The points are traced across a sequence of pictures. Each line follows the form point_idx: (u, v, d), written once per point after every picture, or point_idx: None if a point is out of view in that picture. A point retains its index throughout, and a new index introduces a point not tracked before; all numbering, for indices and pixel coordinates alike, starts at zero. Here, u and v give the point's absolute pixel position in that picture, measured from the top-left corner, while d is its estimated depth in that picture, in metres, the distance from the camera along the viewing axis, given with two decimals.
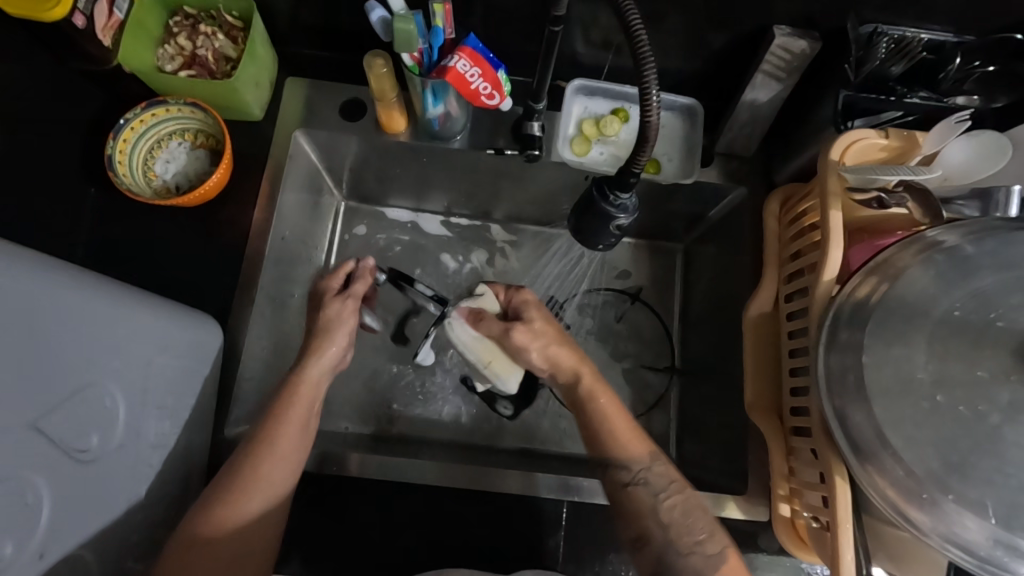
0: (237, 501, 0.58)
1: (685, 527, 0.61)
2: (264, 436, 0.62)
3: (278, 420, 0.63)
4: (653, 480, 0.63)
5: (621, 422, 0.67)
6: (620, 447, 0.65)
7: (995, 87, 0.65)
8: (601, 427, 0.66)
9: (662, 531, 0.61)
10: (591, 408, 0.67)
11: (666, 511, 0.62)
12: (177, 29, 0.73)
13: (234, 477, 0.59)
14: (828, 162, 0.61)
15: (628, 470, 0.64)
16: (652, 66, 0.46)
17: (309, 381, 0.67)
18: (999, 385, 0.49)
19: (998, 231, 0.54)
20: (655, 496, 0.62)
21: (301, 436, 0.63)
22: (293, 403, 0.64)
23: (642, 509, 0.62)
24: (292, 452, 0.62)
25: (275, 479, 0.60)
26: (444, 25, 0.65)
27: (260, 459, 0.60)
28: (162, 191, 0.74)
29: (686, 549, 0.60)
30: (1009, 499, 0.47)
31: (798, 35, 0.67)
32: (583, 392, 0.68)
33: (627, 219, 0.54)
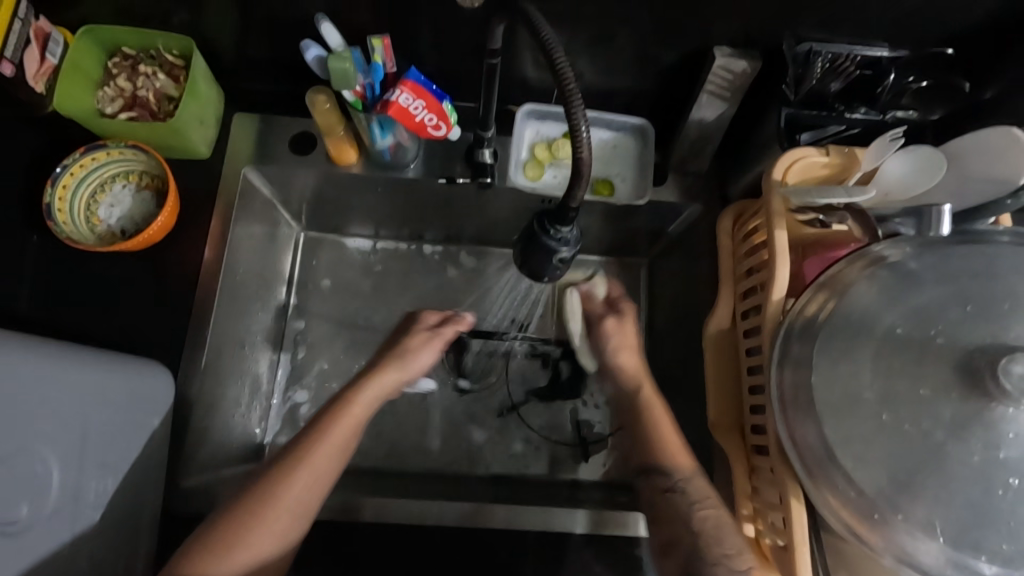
0: (232, 548, 0.54)
1: (714, 538, 0.59)
2: (275, 478, 0.57)
3: (302, 459, 0.58)
4: (692, 492, 0.63)
5: (675, 436, 0.67)
6: (666, 455, 0.65)
7: (931, 100, 0.67)
8: (657, 436, 0.67)
9: (692, 536, 0.59)
10: (647, 416, 0.69)
11: (698, 520, 0.60)
12: (116, 70, 0.72)
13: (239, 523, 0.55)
14: (772, 183, 0.61)
15: (668, 477, 0.64)
16: (578, 100, 0.45)
17: (360, 407, 0.63)
18: (942, 401, 0.48)
19: (936, 245, 0.55)
20: (689, 505, 0.62)
21: (314, 489, 0.58)
22: (324, 442, 0.60)
23: (676, 513, 0.62)
24: (296, 504, 0.57)
25: (276, 530, 0.56)
26: (383, 60, 0.65)
27: (270, 502, 0.56)
28: (107, 237, 0.72)
29: (713, 559, 0.58)
30: (957, 517, 0.47)
31: (739, 56, 0.68)
32: (644, 404, 0.70)
33: (570, 252, 0.53)
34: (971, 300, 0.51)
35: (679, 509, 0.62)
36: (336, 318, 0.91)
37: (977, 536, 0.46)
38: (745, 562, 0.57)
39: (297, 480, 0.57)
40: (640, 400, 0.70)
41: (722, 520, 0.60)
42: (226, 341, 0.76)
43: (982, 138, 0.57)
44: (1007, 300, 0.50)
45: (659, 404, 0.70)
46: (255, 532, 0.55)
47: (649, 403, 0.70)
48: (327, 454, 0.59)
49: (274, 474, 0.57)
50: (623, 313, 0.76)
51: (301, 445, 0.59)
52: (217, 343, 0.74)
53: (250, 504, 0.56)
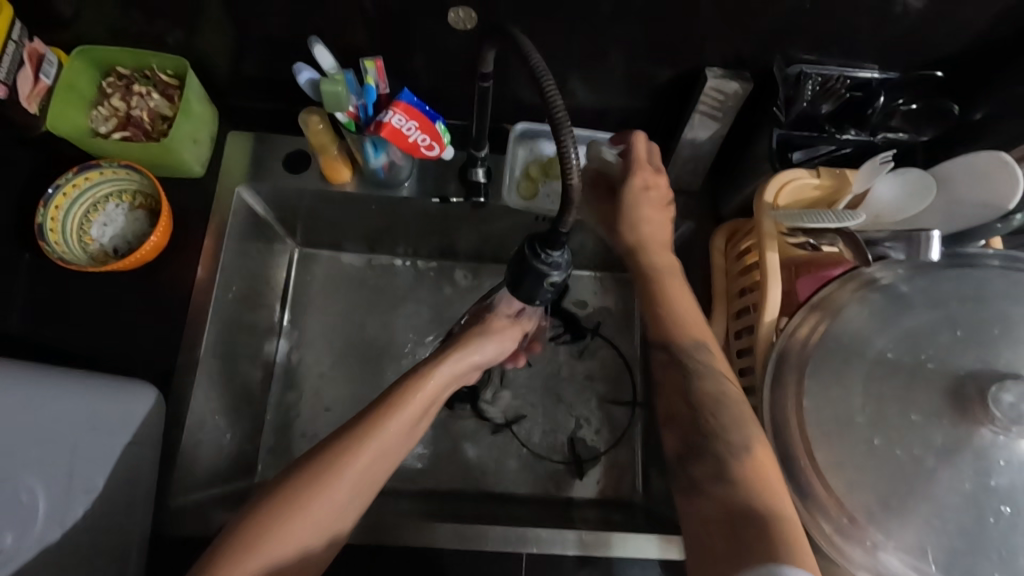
0: (305, 504, 0.52)
1: (716, 410, 0.54)
2: (347, 446, 0.54)
3: (383, 422, 0.56)
4: (691, 364, 0.57)
5: (694, 312, 0.60)
6: (681, 330, 0.59)
7: (921, 122, 0.66)
8: (662, 301, 0.61)
9: (692, 412, 0.55)
10: (654, 287, 0.62)
11: (697, 395, 0.55)
12: (110, 89, 0.72)
13: (314, 476, 0.53)
14: (763, 205, 0.61)
15: (670, 350, 0.58)
16: (567, 129, 0.45)
17: (437, 380, 0.60)
18: (933, 427, 0.48)
19: (926, 268, 0.55)
20: (688, 377, 0.57)
21: (361, 490, 0.54)
22: (407, 405, 0.58)
23: (677, 386, 0.57)
24: (370, 467, 0.55)
25: (346, 492, 0.53)
26: (377, 82, 0.66)
27: (347, 458, 0.54)
28: (99, 256, 0.72)
29: (709, 431, 0.53)
30: (947, 544, 0.47)
31: (730, 77, 0.68)
32: (653, 276, 0.62)
33: (561, 276, 0.53)
34: (961, 324, 0.51)
35: (684, 382, 0.56)
36: (329, 334, 0.91)
37: (968, 563, 0.46)
38: (747, 435, 0.52)
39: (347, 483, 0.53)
40: (649, 267, 0.63)
41: (725, 393, 0.55)
42: (219, 359, 0.76)
43: (971, 161, 0.56)
44: (996, 326, 0.50)
45: (676, 274, 0.64)
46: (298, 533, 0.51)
47: (660, 271, 0.63)
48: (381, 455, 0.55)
49: (325, 470, 0.53)
50: (642, 168, 0.65)
51: (379, 407, 0.57)
52: (208, 361, 0.73)
53: (323, 462, 0.53)
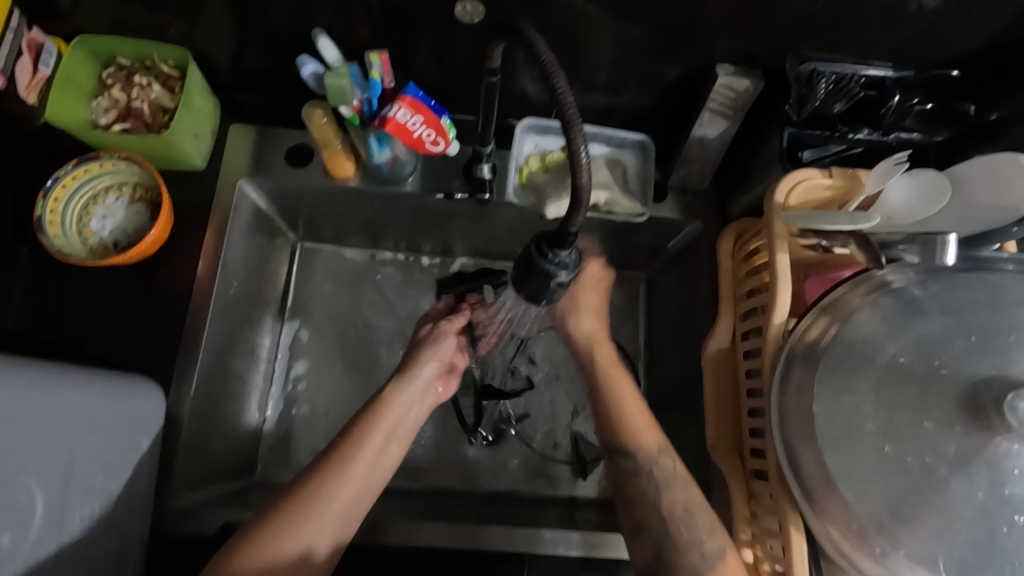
0: (302, 521, 0.54)
1: (685, 523, 0.58)
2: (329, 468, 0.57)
3: (359, 441, 0.59)
4: (659, 475, 0.61)
5: (642, 409, 0.65)
6: (636, 439, 0.63)
7: (935, 122, 0.65)
8: (623, 412, 0.64)
9: (663, 521, 0.59)
10: (608, 389, 0.65)
11: (668, 505, 0.60)
12: (111, 80, 0.71)
13: (305, 494, 0.56)
14: (773, 205, 0.60)
15: (635, 461, 0.62)
16: (578, 127, 0.44)
17: (398, 403, 0.63)
18: (946, 436, 0.47)
19: (941, 272, 0.54)
20: (656, 492, 0.61)
21: (354, 504, 0.57)
22: (375, 426, 0.60)
23: (646, 499, 0.61)
24: (360, 483, 0.57)
25: (339, 508, 0.56)
26: (382, 76, 0.64)
27: (334, 476, 0.57)
28: (99, 250, 0.71)
29: (685, 544, 0.57)
30: (959, 552, 0.46)
31: (741, 74, 0.67)
32: (601, 372, 0.66)
33: (568, 276, 0.51)
34: (975, 330, 0.50)
35: (656, 493, 0.61)
36: (331, 331, 0.90)
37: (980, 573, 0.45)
38: (716, 544, 0.57)
39: (309, 525, 0.54)
40: (598, 368, 0.66)
41: (693, 501, 0.60)
42: (219, 357, 0.75)
43: (987, 165, 0.55)
44: (1011, 334, 0.49)
45: (607, 343, 0.68)
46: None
47: (615, 379, 0.66)
48: (343, 490, 0.56)
49: (286, 515, 0.55)
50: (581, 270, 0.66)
51: (352, 429, 0.60)
52: (208, 358, 0.73)
53: (311, 482, 0.56)
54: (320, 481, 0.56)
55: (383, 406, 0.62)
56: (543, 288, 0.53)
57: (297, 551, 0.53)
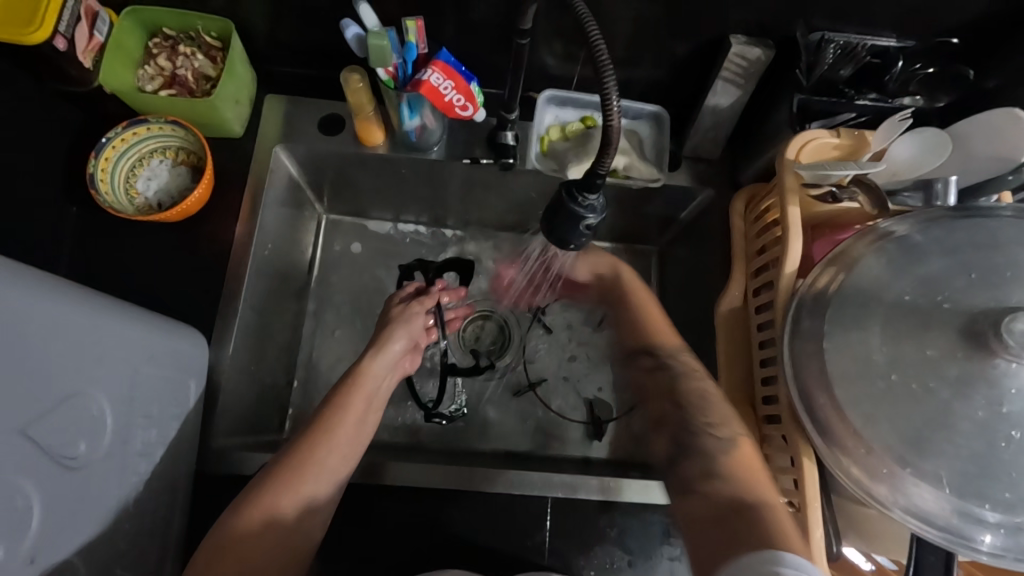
0: (299, 482, 0.60)
1: (703, 408, 0.69)
2: (320, 434, 0.63)
3: (340, 408, 0.66)
4: (677, 363, 0.76)
5: (655, 313, 0.84)
6: (656, 337, 0.81)
7: (937, 87, 0.69)
8: (645, 319, 0.84)
9: (682, 412, 0.71)
10: (624, 301, 0.87)
11: (685, 393, 0.72)
12: (157, 50, 0.75)
13: (300, 457, 0.61)
14: (786, 162, 0.64)
15: (654, 353, 0.80)
16: (612, 75, 0.47)
17: (372, 377, 0.70)
18: (948, 362, 0.51)
19: (941, 219, 0.58)
20: (671, 376, 0.75)
21: (342, 462, 0.63)
22: (354, 395, 0.67)
23: (660, 381, 0.77)
24: (344, 445, 0.64)
25: (331, 467, 0.62)
26: (417, 41, 0.68)
27: (322, 438, 0.63)
28: (144, 209, 0.75)
29: (699, 428, 0.68)
30: (963, 469, 0.49)
31: (753, 43, 0.71)
32: (622, 287, 0.88)
33: (596, 219, 0.55)
34: (975, 268, 0.53)
35: (674, 383, 0.74)
36: (358, 296, 0.94)
37: (982, 487, 0.49)
38: (730, 432, 0.65)
39: (309, 482, 0.60)
40: (617, 287, 0.89)
41: (709, 393, 0.70)
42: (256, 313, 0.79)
43: (986, 120, 0.60)
44: (1008, 269, 0.52)
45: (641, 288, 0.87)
46: (270, 530, 0.58)
47: (634, 290, 0.87)
48: (332, 454, 0.63)
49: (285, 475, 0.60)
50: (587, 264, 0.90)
51: (333, 398, 0.67)
52: (244, 315, 0.76)
53: (302, 448, 0.62)
54: (312, 446, 0.62)
55: (359, 375, 0.69)
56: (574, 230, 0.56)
57: (297, 508, 0.59)
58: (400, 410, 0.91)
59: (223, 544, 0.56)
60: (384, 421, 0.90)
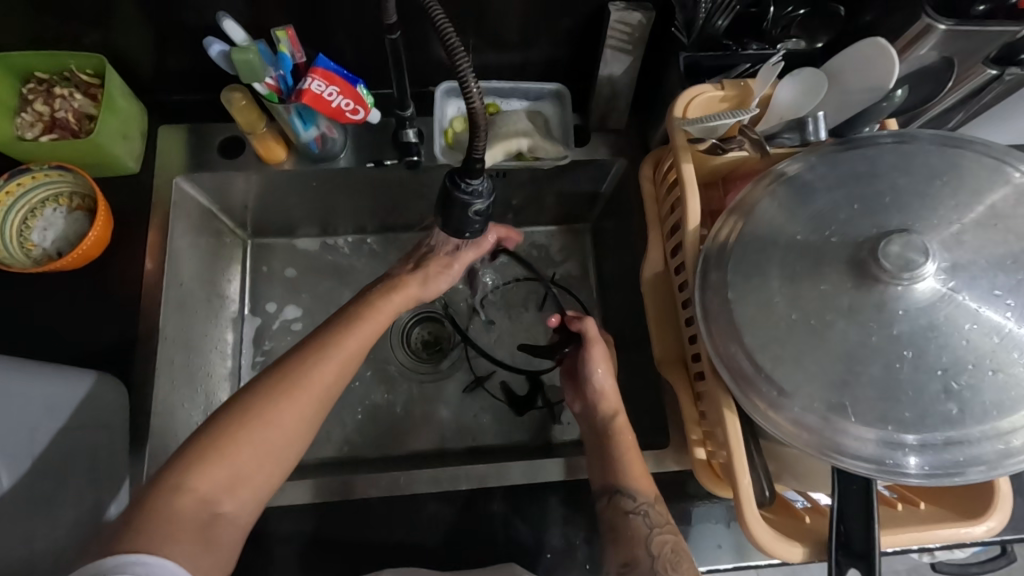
0: (291, 390, 0.57)
1: (672, 562, 0.61)
2: (321, 350, 0.60)
3: (349, 328, 0.62)
4: (654, 517, 0.65)
5: (640, 459, 0.69)
6: (630, 479, 0.67)
7: (815, 28, 0.70)
8: (628, 461, 0.68)
9: (650, 560, 0.61)
10: (615, 442, 0.70)
11: (657, 544, 0.62)
12: (32, 95, 0.73)
13: (297, 369, 0.58)
14: (673, 119, 0.64)
15: (633, 499, 0.66)
16: (464, 59, 0.45)
17: (387, 306, 0.66)
18: (841, 294, 0.52)
19: (827, 154, 0.58)
20: (649, 528, 0.64)
21: (338, 383, 0.60)
22: (367, 318, 0.64)
23: (637, 536, 0.63)
24: (345, 366, 0.61)
25: (327, 381, 0.59)
26: (291, 51, 0.67)
27: (323, 353, 0.60)
28: (43, 260, 0.72)
29: None
30: (867, 398, 0.50)
31: (632, 8, 0.71)
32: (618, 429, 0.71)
33: (484, 203, 0.55)
34: (859, 199, 0.54)
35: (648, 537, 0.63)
36: (295, 316, 0.92)
37: (887, 411, 0.50)
38: None
39: (304, 391, 0.58)
40: (612, 425, 0.71)
41: (682, 548, 0.63)
42: (179, 349, 0.77)
43: (855, 52, 0.60)
44: (888, 195, 0.54)
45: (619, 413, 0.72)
46: (261, 435, 0.55)
47: (620, 429, 0.71)
48: (335, 368, 0.60)
49: (277, 383, 0.57)
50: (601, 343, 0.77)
51: (346, 317, 0.64)
52: (167, 352, 0.75)
53: (301, 359, 0.59)
54: (314, 357, 0.59)
55: (373, 305, 0.65)
56: (467, 215, 0.56)
57: (290, 417, 0.56)
58: (352, 425, 0.90)
59: (212, 446, 0.53)
60: (336, 438, 0.89)
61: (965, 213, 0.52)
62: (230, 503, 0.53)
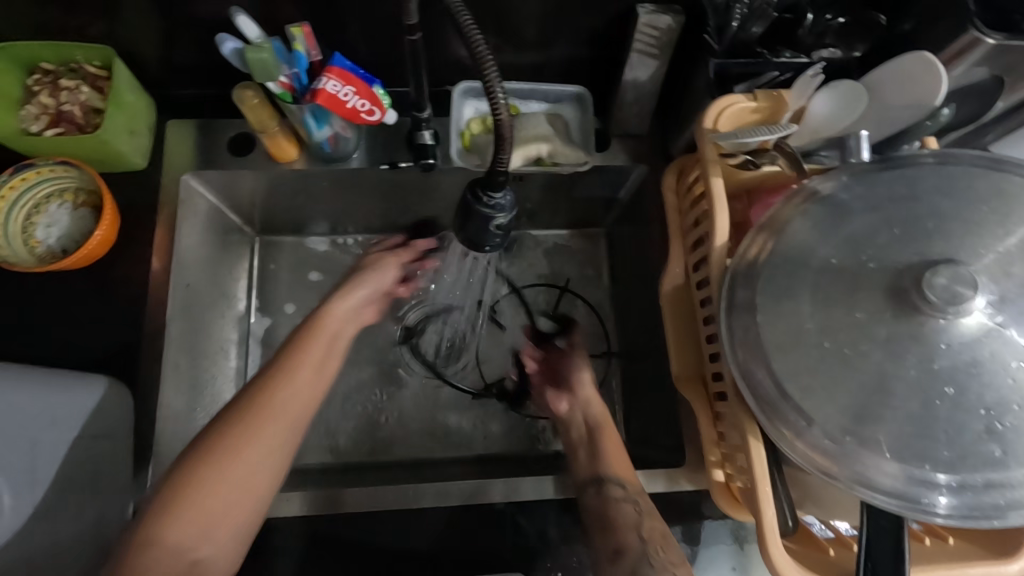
0: (250, 427, 0.56)
1: (664, 546, 0.60)
2: (272, 381, 0.59)
3: (298, 355, 0.62)
4: (643, 503, 0.64)
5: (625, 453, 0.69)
6: (617, 468, 0.66)
7: (852, 37, 0.67)
8: (615, 455, 0.68)
9: (640, 544, 0.60)
10: (601, 439, 0.70)
11: (648, 530, 0.61)
12: (38, 87, 0.71)
13: (254, 405, 0.57)
14: (703, 131, 0.61)
15: (621, 487, 0.65)
16: (491, 65, 0.43)
17: (331, 320, 0.67)
18: (877, 323, 0.49)
19: (864, 173, 0.56)
20: (638, 514, 0.62)
21: (300, 413, 0.59)
22: (315, 340, 0.64)
23: (626, 522, 0.62)
24: (303, 394, 0.59)
25: (285, 414, 0.58)
26: (306, 49, 0.66)
27: (276, 384, 0.59)
28: (47, 258, 0.70)
29: (662, 565, 0.59)
30: (900, 433, 0.48)
31: (661, 11, 0.68)
32: (600, 427, 0.71)
33: (506, 217, 0.53)
34: (899, 223, 0.52)
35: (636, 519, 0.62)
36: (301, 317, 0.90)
37: (921, 448, 0.48)
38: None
39: (264, 431, 0.56)
40: (596, 422, 0.72)
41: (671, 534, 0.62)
42: (183, 351, 0.75)
43: (897, 66, 0.59)
44: (931, 220, 0.51)
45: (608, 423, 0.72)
46: (225, 484, 0.54)
47: (605, 427, 0.71)
48: (293, 399, 0.59)
49: (235, 424, 0.56)
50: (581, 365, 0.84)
51: (296, 342, 0.63)
52: (172, 354, 0.73)
53: (255, 396, 0.58)
54: (268, 394, 0.58)
55: (318, 325, 0.66)
56: (489, 230, 0.54)
57: (253, 460, 0.55)
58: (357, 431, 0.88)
59: (177, 494, 0.53)
60: (340, 443, 0.87)
61: (1011, 242, 0.49)
62: (207, 549, 0.52)
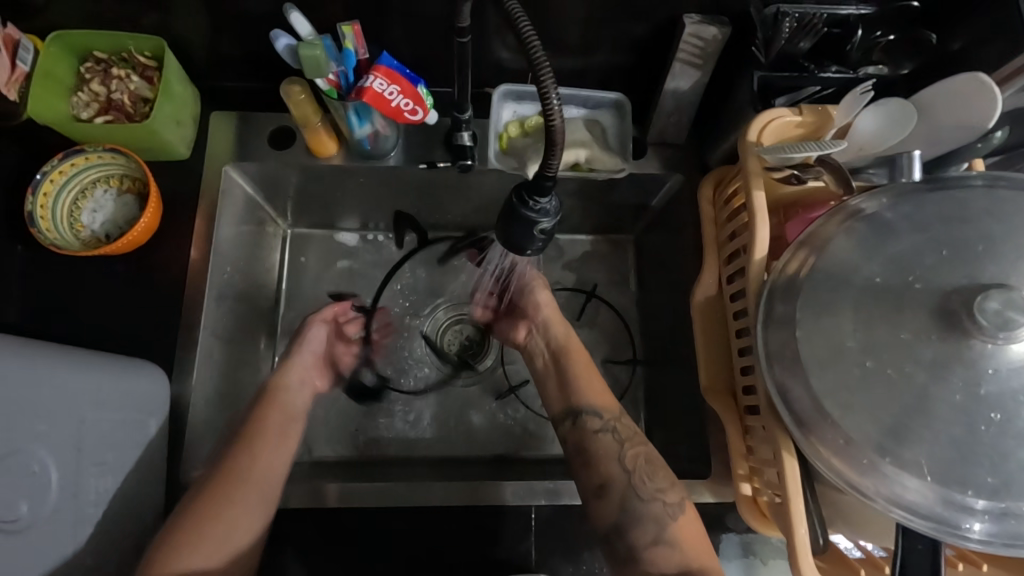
0: (222, 499, 0.65)
1: (646, 473, 0.68)
2: (237, 462, 0.68)
3: (261, 429, 0.73)
4: (621, 430, 0.72)
5: (598, 381, 0.77)
6: (590, 398, 0.75)
7: (901, 55, 0.67)
8: (586, 385, 0.76)
9: (625, 474, 0.68)
10: (568, 364, 0.79)
11: (629, 459, 0.69)
12: (89, 75, 0.72)
13: (221, 484, 0.66)
14: (746, 144, 0.62)
15: (599, 419, 0.73)
16: (547, 69, 0.44)
17: (286, 395, 0.78)
18: (923, 344, 0.49)
19: (911, 193, 0.55)
20: (619, 443, 0.71)
21: (264, 485, 0.67)
22: (273, 411, 0.75)
23: (608, 452, 0.70)
24: (263, 470, 0.68)
25: (252, 487, 0.66)
26: (355, 47, 0.66)
27: (240, 463, 0.68)
28: (91, 242, 0.72)
29: (650, 495, 0.67)
30: (941, 456, 0.48)
31: (708, 22, 0.68)
32: (568, 353, 0.80)
33: (550, 222, 0.53)
34: (947, 245, 0.51)
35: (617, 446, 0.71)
36: None
37: (963, 473, 0.47)
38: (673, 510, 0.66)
39: (229, 503, 0.65)
40: (564, 348, 0.81)
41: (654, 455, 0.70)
42: (217, 338, 0.77)
43: (951, 87, 0.58)
44: (981, 242, 0.51)
45: (580, 356, 0.80)
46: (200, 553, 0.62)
47: (573, 351, 0.80)
48: (258, 472, 0.68)
49: (208, 501, 0.65)
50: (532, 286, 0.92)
51: (253, 418, 0.74)
52: (206, 342, 0.75)
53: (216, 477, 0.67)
54: (232, 473, 0.67)
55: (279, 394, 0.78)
56: (533, 233, 0.54)
57: (228, 518, 0.64)
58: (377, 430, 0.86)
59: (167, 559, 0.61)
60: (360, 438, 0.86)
61: None
62: None
